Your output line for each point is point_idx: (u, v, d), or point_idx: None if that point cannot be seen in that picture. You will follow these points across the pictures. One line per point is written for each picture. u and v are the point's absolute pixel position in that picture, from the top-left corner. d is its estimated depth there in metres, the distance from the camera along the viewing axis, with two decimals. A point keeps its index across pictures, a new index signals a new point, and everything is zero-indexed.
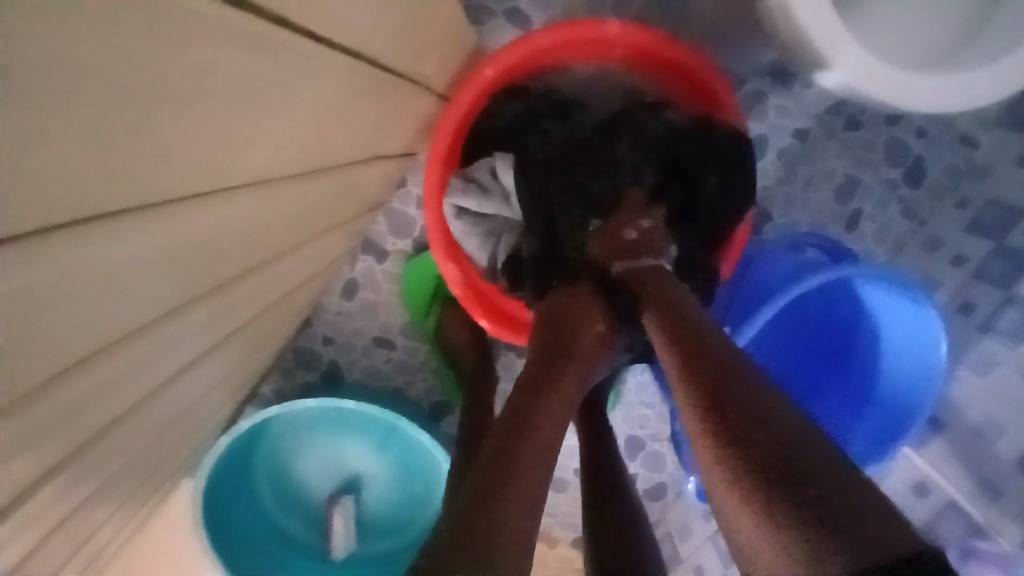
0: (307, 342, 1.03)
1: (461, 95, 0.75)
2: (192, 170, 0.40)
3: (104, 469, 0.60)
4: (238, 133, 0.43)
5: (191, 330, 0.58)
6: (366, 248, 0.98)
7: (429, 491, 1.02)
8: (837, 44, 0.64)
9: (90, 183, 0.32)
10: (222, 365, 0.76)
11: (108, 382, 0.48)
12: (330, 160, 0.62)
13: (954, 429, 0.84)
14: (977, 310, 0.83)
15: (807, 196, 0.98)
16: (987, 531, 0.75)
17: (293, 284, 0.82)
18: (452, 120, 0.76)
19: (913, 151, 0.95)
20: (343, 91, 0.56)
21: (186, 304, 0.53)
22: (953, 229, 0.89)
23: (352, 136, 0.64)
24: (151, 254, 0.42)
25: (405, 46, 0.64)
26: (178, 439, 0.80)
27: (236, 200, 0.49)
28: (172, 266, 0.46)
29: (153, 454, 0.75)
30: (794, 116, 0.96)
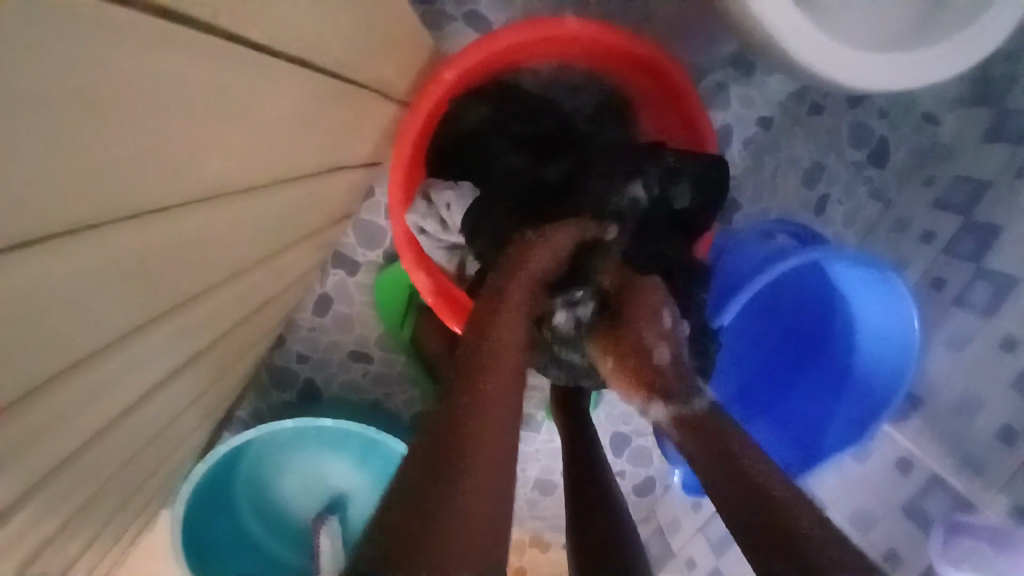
0: (281, 360, 1.00)
1: (422, 99, 0.73)
2: (145, 186, 0.38)
3: (68, 504, 0.57)
4: (194, 146, 0.41)
5: (154, 353, 0.56)
6: (336, 261, 0.96)
7: None
8: (794, 29, 0.64)
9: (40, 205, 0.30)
10: (192, 387, 0.73)
11: (67, 413, 0.46)
12: (291, 171, 0.60)
13: (932, 406, 0.85)
14: (947, 286, 0.85)
15: (774, 183, 0.99)
16: (972, 504, 0.75)
17: (262, 300, 0.79)
18: (415, 124, 0.74)
19: (876, 133, 0.97)
20: (301, 101, 0.54)
21: (148, 328, 0.51)
22: (920, 206, 0.92)
23: (314, 145, 0.63)
24: (104, 275, 0.40)
25: (365, 52, 0.63)
26: (152, 467, 0.77)
27: (194, 215, 0.47)
28: (128, 289, 0.44)
29: (125, 484, 0.72)
30: (757, 106, 0.97)
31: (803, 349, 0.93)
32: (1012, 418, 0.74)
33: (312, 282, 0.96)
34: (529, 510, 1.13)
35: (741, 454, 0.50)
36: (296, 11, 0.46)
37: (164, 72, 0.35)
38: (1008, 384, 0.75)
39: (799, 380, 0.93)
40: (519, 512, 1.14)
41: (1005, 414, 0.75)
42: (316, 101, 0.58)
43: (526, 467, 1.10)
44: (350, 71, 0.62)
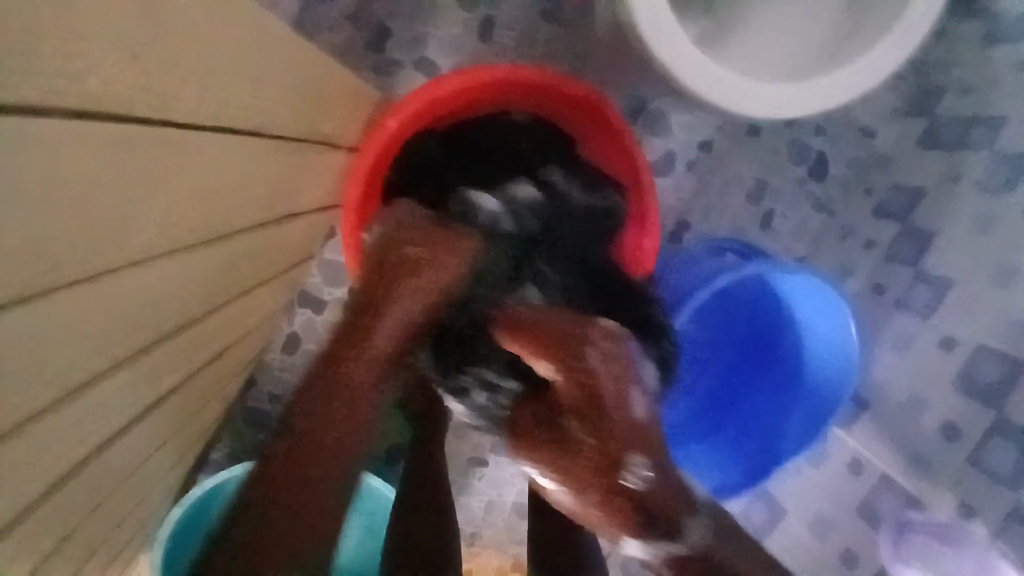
0: (254, 400, 1.02)
1: (368, 147, 0.77)
2: (91, 254, 0.41)
3: (38, 555, 0.59)
4: (138, 211, 0.44)
5: (118, 404, 0.58)
6: (304, 300, 0.99)
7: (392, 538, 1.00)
8: (695, 69, 0.69)
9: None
10: (159, 433, 0.75)
11: (28, 467, 0.47)
12: (246, 222, 0.64)
13: (879, 408, 0.89)
14: (888, 291, 0.90)
15: (719, 203, 1.04)
16: (921, 502, 0.80)
17: (228, 343, 0.82)
18: (363, 169, 0.78)
19: (814, 149, 1.01)
20: (251, 158, 0.58)
21: (110, 379, 0.53)
22: (861, 216, 0.97)
23: (267, 197, 0.66)
24: (62, 337, 0.43)
25: (310, 105, 0.67)
26: (123, 516, 0.78)
27: (148, 274, 0.50)
28: (85, 347, 0.46)
29: (94, 534, 0.73)
30: (698, 131, 1.02)
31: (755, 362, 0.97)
32: (953, 417, 0.77)
33: (281, 322, 0.99)
34: (509, 534, 1.14)
35: (720, 561, 0.59)
36: (232, 76, 0.49)
37: (105, 148, 0.38)
38: (950, 383, 0.78)
39: (754, 392, 0.96)
40: (501, 538, 1.15)
41: (948, 413, 0.78)
42: (266, 157, 0.61)
43: (503, 491, 1.12)
44: (297, 124, 0.65)
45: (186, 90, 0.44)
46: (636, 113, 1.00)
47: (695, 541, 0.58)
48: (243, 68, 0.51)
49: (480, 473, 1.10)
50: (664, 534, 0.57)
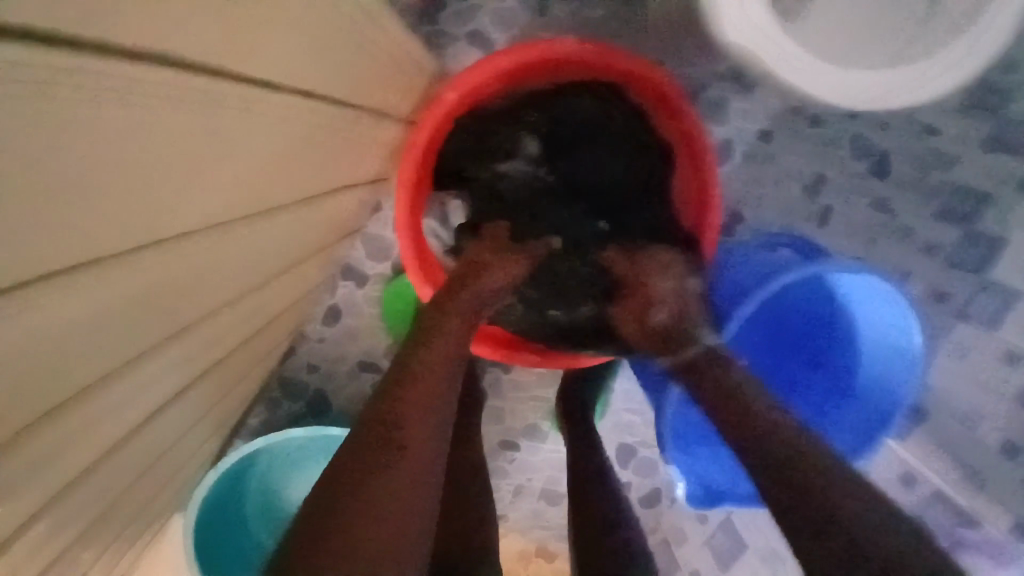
0: (292, 371, 1.02)
1: (425, 120, 0.76)
2: (151, 220, 0.40)
3: (87, 515, 0.59)
4: (199, 179, 0.43)
5: (172, 368, 0.58)
6: (345, 273, 0.98)
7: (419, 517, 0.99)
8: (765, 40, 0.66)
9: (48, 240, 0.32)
10: (205, 399, 0.76)
11: (90, 427, 0.48)
12: (299, 192, 0.63)
13: (936, 419, 0.85)
14: (951, 299, 0.84)
15: (771, 195, 1.02)
16: (974, 518, 0.77)
17: (271, 315, 0.82)
18: (419, 142, 0.77)
19: (878, 145, 0.94)
20: (308, 127, 0.57)
21: (162, 345, 0.53)
22: (919, 217, 0.89)
23: (320, 167, 0.65)
24: (120, 302, 0.42)
25: (367, 75, 0.65)
26: (164, 479, 0.79)
27: (204, 242, 0.49)
28: (142, 313, 0.46)
29: (139, 494, 0.74)
30: (755, 119, 0.99)
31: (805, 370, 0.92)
32: (1014, 433, 0.74)
33: (322, 295, 0.99)
34: (536, 519, 1.14)
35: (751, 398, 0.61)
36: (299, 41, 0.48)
37: (169, 110, 0.37)
38: (1013, 397, 0.74)
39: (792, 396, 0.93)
40: (528, 522, 1.14)
41: (1008, 428, 0.75)
42: (322, 127, 0.60)
43: (532, 476, 1.11)
44: (354, 94, 0.64)
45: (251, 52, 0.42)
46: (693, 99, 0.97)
47: (692, 353, 0.66)
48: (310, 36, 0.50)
49: (511, 456, 1.09)
50: (675, 343, 0.68)
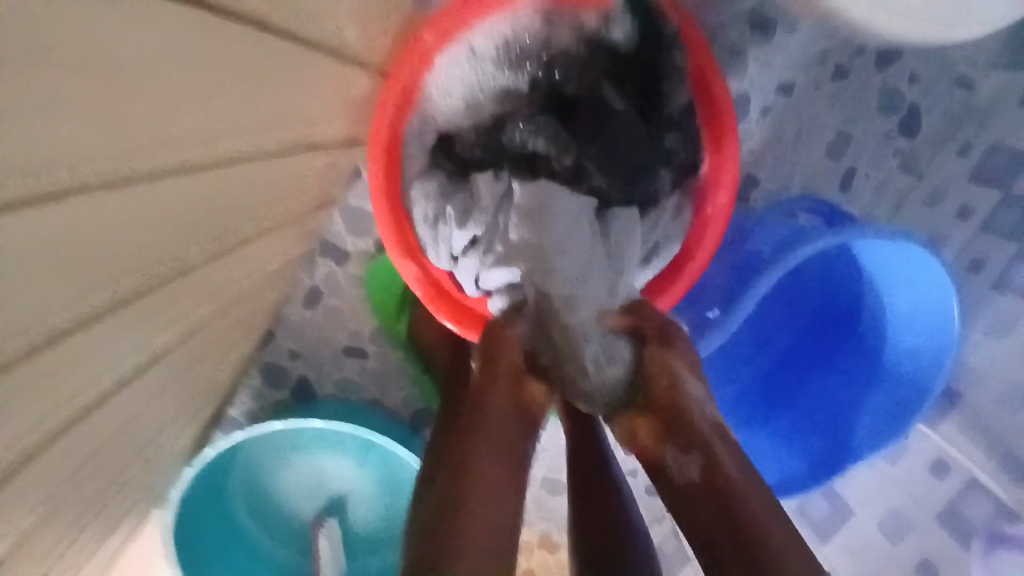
0: (272, 357, 0.95)
1: (399, 77, 0.67)
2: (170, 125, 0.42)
3: (57, 479, 0.55)
4: (190, 118, 0.44)
5: (65, 358, 0.44)
6: (323, 251, 0.91)
7: (382, 493, 1.04)
8: None
9: (40, 152, 0.32)
10: (167, 361, 0.67)
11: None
12: (282, 132, 0.59)
13: (972, 402, 0.77)
14: (951, 243, 0.82)
15: (796, 155, 0.92)
16: (1014, 512, 0.71)
17: (235, 289, 0.74)
18: (383, 124, 0.68)
19: (906, 99, 0.87)
20: (307, 67, 0.57)
21: (128, 318, 0.50)
22: (955, 177, 0.83)
23: (312, 113, 0.63)
24: (83, 233, 0.39)
25: (357, 17, 0.61)
26: (139, 446, 0.74)
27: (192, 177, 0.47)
28: (105, 263, 0.43)
29: (110, 456, 0.67)
30: (777, 69, 0.90)
31: (826, 337, 0.82)
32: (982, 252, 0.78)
33: (299, 275, 0.91)
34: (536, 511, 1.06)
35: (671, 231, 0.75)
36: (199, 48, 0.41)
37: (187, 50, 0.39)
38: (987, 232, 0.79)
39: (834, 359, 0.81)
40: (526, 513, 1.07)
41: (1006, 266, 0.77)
42: (315, 40, 0.56)
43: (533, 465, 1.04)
44: (343, 48, 0.61)
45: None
46: (753, 27, 0.87)
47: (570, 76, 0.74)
48: (220, 55, 0.44)
49: None
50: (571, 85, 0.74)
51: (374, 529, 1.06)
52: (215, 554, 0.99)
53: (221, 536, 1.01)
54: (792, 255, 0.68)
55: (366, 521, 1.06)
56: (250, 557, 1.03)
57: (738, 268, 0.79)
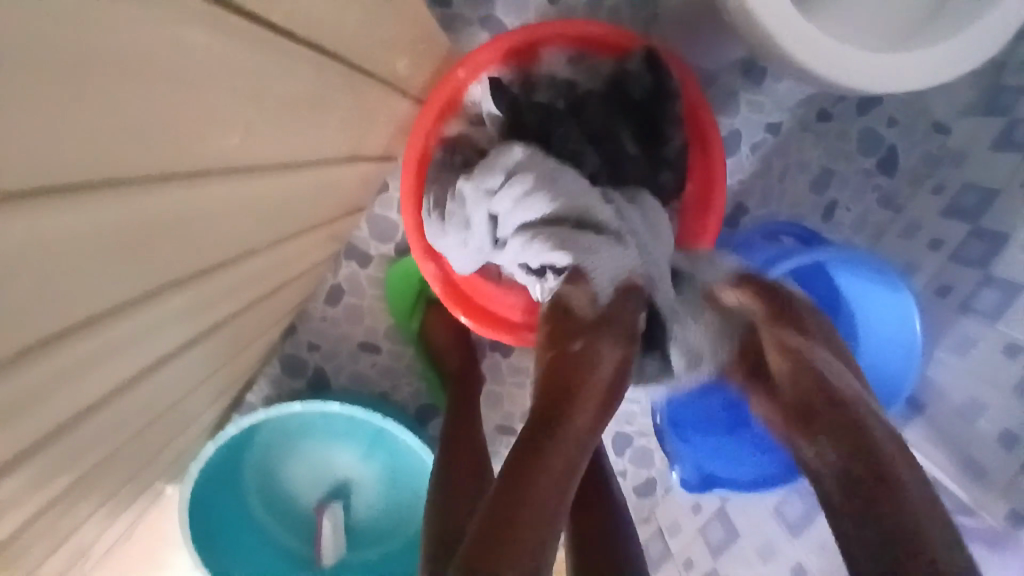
0: (294, 349, 1.03)
1: (431, 103, 0.77)
2: (274, 140, 0.50)
3: (123, 439, 0.63)
4: (290, 132, 0.53)
5: (168, 322, 0.53)
6: (349, 253, 1.00)
7: (387, 481, 1.12)
8: (820, 49, 0.65)
9: (194, 154, 0.40)
10: (220, 343, 0.74)
11: (114, 350, 0.46)
12: (345, 147, 0.68)
13: (935, 413, 0.86)
14: (919, 274, 0.90)
15: (782, 186, 1.02)
16: (972, 507, 0.77)
17: (278, 282, 0.82)
18: (415, 146, 0.78)
19: (886, 141, 0.98)
20: (372, 93, 0.66)
21: (205, 298, 0.58)
22: (928, 214, 0.90)
23: (365, 130, 0.71)
24: (205, 222, 0.47)
25: (409, 51, 0.71)
26: (184, 421, 0.81)
27: (278, 181, 0.56)
28: (208, 248, 0.51)
29: (162, 426, 0.74)
30: (766, 111, 1.00)
31: None
32: (943, 276, 0.86)
33: (325, 274, 1.00)
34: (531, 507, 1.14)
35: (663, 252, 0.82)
36: (312, 84, 0.51)
37: (297, 81, 0.49)
38: (946, 257, 0.86)
39: None
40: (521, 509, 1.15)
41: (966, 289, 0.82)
42: (382, 71, 0.65)
43: None
44: (396, 76, 0.71)
45: (347, 30, 0.51)
46: (746, 72, 0.98)
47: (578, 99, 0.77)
48: (322, 85, 0.53)
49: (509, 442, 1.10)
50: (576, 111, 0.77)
51: (376, 517, 1.12)
52: (224, 530, 1.05)
53: (230, 514, 1.07)
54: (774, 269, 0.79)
55: (368, 508, 1.13)
56: (258, 539, 1.09)
57: None
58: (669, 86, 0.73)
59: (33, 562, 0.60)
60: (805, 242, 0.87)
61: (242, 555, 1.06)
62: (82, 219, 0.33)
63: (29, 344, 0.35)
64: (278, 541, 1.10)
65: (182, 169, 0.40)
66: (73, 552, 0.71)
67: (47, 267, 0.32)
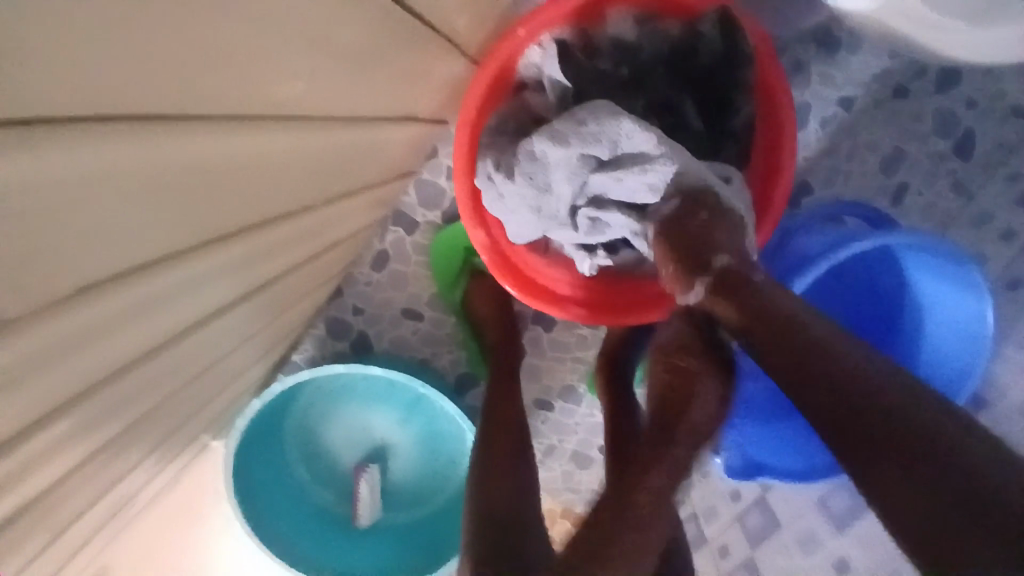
0: (338, 312, 1.04)
1: (489, 64, 0.75)
2: (329, 95, 0.49)
3: (173, 389, 0.64)
4: (345, 89, 0.52)
5: (220, 274, 0.53)
6: (395, 219, 1.00)
7: (422, 448, 1.13)
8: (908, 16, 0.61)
9: (251, 102, 0.40)
10: (267, 301, 0.75)
11: (168, 297, 0.46)
12: (397, 107, 0.67)
13: (996, 414, 0.81)
14: (990, 264, 0.84)
15: (849, 166, 1.00)
16: None
17: (325, 244, 0.82)
18: (470, 109, 0.76)
19: (962, 123, 0.89)
20: (428, 51, 0.64)
21: (256, 253, 0.58)
22: (1000, 203, 0.82)
23: (419, 91, 0.70)
24: (259, 175, 0.47)
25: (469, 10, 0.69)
26: (231, 375, 0.84)
27: (331, 139, 0.55)
28: (261, 202, 0.51)
29: (209, 380, 0.76)
30: (839, 85, 0.97)
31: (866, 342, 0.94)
32: (1018, 269, 0.79)
33: (372, 239, 1.00)
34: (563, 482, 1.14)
35: None
36: (370, 38, 0.50)
37: (357, 35, 0.48)
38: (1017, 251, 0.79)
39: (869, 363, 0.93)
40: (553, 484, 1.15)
41: None
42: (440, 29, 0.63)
43: (564, 439, 1.11)
44: (454, 35, 0.69)
45: None
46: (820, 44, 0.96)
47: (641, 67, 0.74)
48: (381, 42, 0.52)
49: (545, 417, 1.10)
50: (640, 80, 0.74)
51: (410, 482, 1.14)
52: (266, 482, 1.09)
53: (271, 468, 1.10)
54: (836, 252, 0.74)
55: (403, 473, 1.15)
56: (296, 493, 1.12)
57: (783, 263, 0.86)
58: (744, 54, 0.70)
59: (83, 504, 0.63)
60: (870, 224, 0.81)
61: (281, 508, 1.10)
62: (141, 156, 0.33)
63: (86, 285, 0.35)
64: (316, 497, 1.13)
65: (238, 116, 0.39)
66: (126, 493, 0.74)
67: (105, 205, 0.32)
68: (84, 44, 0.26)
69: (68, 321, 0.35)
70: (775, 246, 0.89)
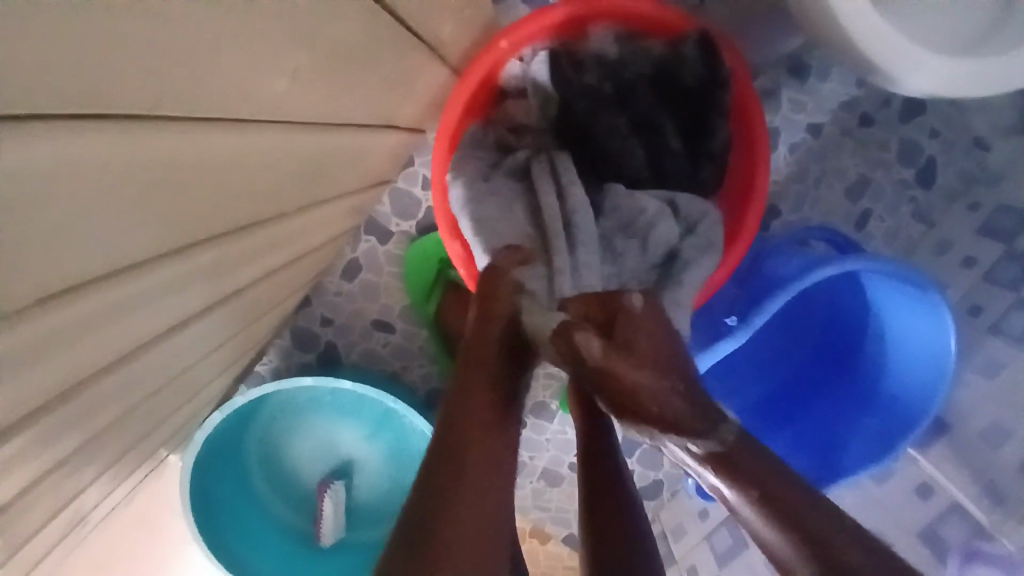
0: (306, 322, 1.01)
1: (471, 75, 0.74)
2: (308, 99, 0.48)
3: (132, 403, 0.61)
4: (325, 93, 0.50)
5: (187, 282, 0.51)
6: (368, 228, 0.97)
7: (390, 463, 1.10)
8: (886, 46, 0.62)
9: (228, 102, 0.38)
10: (235, 311, 0.72)
11: (132, 306, 0.44)
12: (376, 115, 0.65)
13: (958, 435, 0.83)
14: (950, 290, 0.87)
15: (817, 193, 0.99)
16: (989, 532, 0.74)
17: (296, 253, 0.79)
18: (449, 119, 0.75)
19: (925, 152, 0.94)
20: (410, 59, 0.63)
21: (224, 262, 0.56)
22: (964, 232, 0.88)
23: (399, 99, 0.69)
24: (230, 180, 0.45)
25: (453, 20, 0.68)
26: (194, 387, 0.80)
27: (307, 145, 0.54)
28: (232, 207, 0.49)
29: (171, 393, 0.72)
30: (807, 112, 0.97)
31: (830, 365, 0.96)
32: (978, 296, 0.83)
33: (343, 248, 0.98)
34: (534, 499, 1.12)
35: None
36: (353, 42, 0.48)
37: (340, 39, 0.46)
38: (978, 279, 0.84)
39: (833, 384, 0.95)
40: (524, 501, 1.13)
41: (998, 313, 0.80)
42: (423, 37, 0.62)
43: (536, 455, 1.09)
44: (437, 45, 0.68)
45: None
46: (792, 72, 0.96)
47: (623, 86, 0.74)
48: (364, 47, 0.51)
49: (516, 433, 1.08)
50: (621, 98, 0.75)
51: (376, 498, 1.11)
52: (224, 499, 1.04)
53: (230, 484, 1.05)
54: (806, 277, 0.76)
55: (370, 490, 1.11)
56: (256, 511, 1.07)
57: (755, 286, 0.87)
58: (723, 78, 0.71)
59: (30, 528, 0.58)
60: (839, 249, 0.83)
61: (240, 526, 1.05)
62: (118, 152, 0.31)
63: (53, 290, 0.33)
64: (277, 515, 1.09)
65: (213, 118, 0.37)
66: (77, 513, 0.70)
67: (70, 210, 0.30)
68: (68, 36, 0.25)
69: (32, 330, 0.33)
70: (748, 267, 0.90)
